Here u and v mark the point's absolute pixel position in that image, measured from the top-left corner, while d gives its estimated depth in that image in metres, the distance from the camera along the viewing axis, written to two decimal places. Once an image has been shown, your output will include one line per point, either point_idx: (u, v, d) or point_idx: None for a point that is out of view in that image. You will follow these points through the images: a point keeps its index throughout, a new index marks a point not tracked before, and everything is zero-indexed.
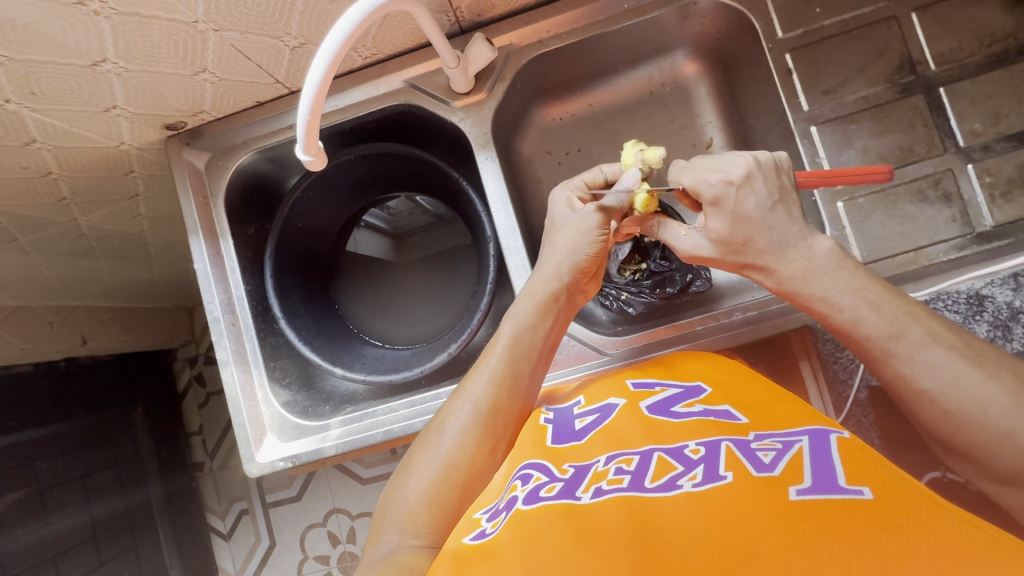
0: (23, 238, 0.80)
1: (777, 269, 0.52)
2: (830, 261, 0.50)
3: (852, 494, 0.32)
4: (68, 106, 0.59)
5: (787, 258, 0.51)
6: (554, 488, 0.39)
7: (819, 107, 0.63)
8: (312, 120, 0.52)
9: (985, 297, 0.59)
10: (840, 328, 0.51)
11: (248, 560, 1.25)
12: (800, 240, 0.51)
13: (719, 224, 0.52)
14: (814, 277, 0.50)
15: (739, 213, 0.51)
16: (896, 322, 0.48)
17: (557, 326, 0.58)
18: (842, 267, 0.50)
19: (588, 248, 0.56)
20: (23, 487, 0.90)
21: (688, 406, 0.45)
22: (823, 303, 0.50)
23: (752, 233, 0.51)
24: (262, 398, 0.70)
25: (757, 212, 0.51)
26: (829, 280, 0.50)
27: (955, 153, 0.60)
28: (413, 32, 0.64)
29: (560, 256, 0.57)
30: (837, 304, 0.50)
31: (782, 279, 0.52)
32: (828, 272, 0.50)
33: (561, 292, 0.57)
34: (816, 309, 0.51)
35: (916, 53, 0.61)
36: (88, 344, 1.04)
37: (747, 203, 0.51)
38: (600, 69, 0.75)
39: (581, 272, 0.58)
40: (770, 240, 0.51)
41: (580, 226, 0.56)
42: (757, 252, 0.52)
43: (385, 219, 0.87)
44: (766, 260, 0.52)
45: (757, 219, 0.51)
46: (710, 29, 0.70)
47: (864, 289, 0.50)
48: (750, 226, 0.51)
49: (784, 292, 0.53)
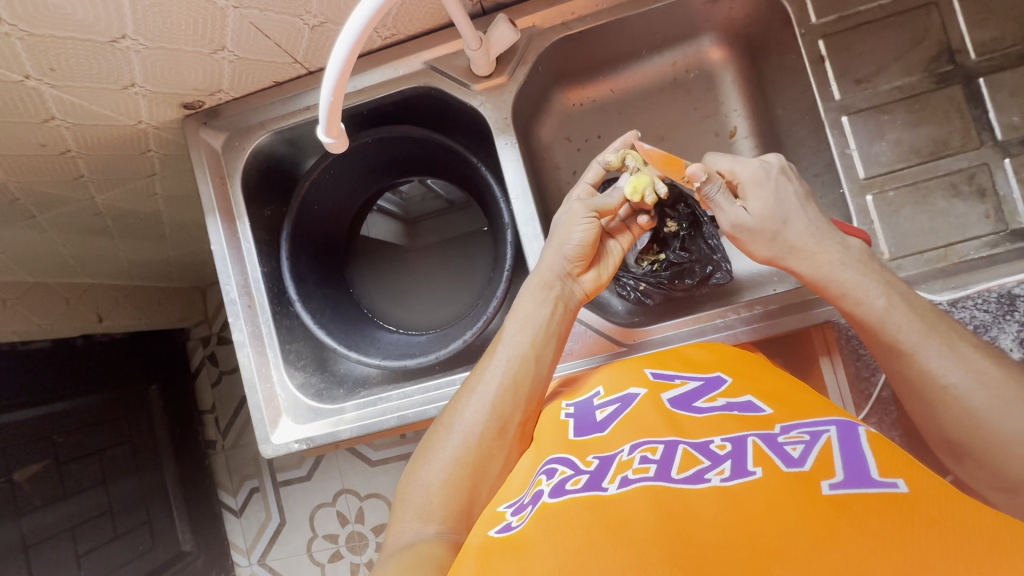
0: (41, 215, 0.80)
1: (815, 253, 0.51)
2: (860, 255, 0.51)
3: (886, 488, 0.31)
4: (85, 82, 0.58)
5: (823, 244, 0.51)
6: (579, 481, 0.39)
7: (851, 96, 0.61)
8: (334, 101, 0.51)
9: (1017, 297, 0.57)
10: (869, 324, 0.50)
11: (259, 536, 1.27)
12: (834, 232, 0.52)
13: (762, 202, 0.53)
14: (848, 264, 0.51)
15: (780, 195, 0.52)
16: (921, 321, 0.48)
17: (560, 312, 0.57)
18: (875, 263, 0.51)
19: (578, 239, 0.57)
20: (40, 460, 0.92)
21: (710, 400, 0.44)
22: (857, 292, 0.50)
23: (791, 214, 0.52)
24: (278, 379, 0.70)
25: (795, 198, 0.53)
26: (864, 270, 0.50)
27: (992, 146, 0.58)
28: (435, 12, 0.62)
29: (553, 248, 0.58)
30: (871, 292, 0.49)
31: (818, 265, 0.51)
32: (859, 263, 0.51)
33: (554, 281, 0.57)
34: (851, 301, 0.50)
35: (955, 42, 0.59)
36: (103, 322, 1.04)
37: (786, 189, 0.53)
38: (624, 53, 0.73)
39: (574, 260, 0.58)
40: (806, 223, 0.52)
41: (569, 220, 0.57)
42: (796, 233, 0.52)
43: (398, 203, 0.90)
44: (802, 242, 0.52)
45: (796, 203, 0.52)
46: (739, 13, 0.68)
47: (894, 283, 0.50)
48: (789, 209, 0.52)
49: (820, 282, 0.52)
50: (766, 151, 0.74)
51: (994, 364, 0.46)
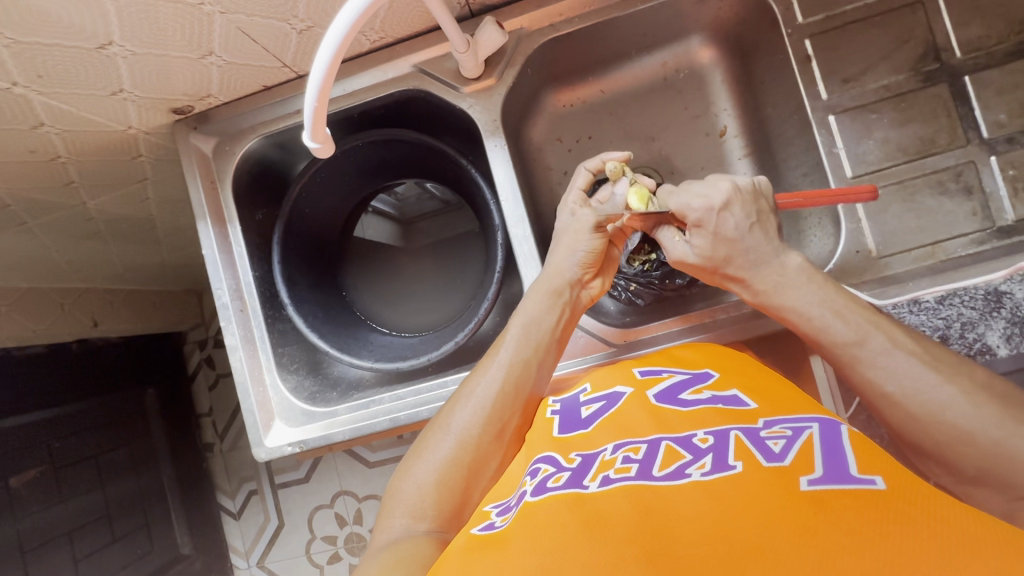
0: (33, 221, 0.81)
1: (753, 284, 0.53)
2: (802, 276, 0.51)
3: (864, 484, 0.32)
4: (73, 89, 0.58)
5: (763, 274, 0.52)
6: (561, 478, 0.39)
7: (838, 96, 0.61)
8: (319, 107, 0.51)
9: (1003, 294, 0.56)
10: (807, 335, 0.51)
11: (257, 538, 1.28)
12: (776, 258, 0.52)
13: (701, 242, 0.54)
14: (787, 291, 0.51)
15: (720, 236, 0.52)
16: (860, 329, 0.49)
17: (565, 319, 0.57)
18: (813, 281, 0.51)
19: (587, 246, 0.57)
20: (38, 465, 0.92)
21: (696, 393, 0.45)
22: (794, 315, 0.51)
23: (731, 252, 0.52)
24: (270, 384, 0.70)
25: (737, 232, 0.52)
26: (801, 295, 0.51)
27: (978, 144, 0.58)
28: (422, 16, 0.63)
29: (561, 256, 0.58)
30: (805, 314, 0.50)
31: (758, 293, 0.53)
32: (799, 284, 0.51)
33: (564, 289, 0.57)
34: (790, 320, 0.52)
35: (941, 40, 0.59)
36: (98, 327, 1.05)
37: (727, 224, 0.52)
38: (613, 54, 0.73)
39: (585, 267, 0.58)
40: (746, 259, 0.52)
41: (579, 228, 0.58)
42: (734, 268, 0.53)
43: (394, 204, 0.87)
44: (743, 275, 0.53)
45: (737, 239, 0.52)
46: (727, 13, 0.68)
47: (831, 300, 0.50)
48: (729, 245, 0.52)
49: (759, 305, 0.54)
50: (756, 150, 0.74)
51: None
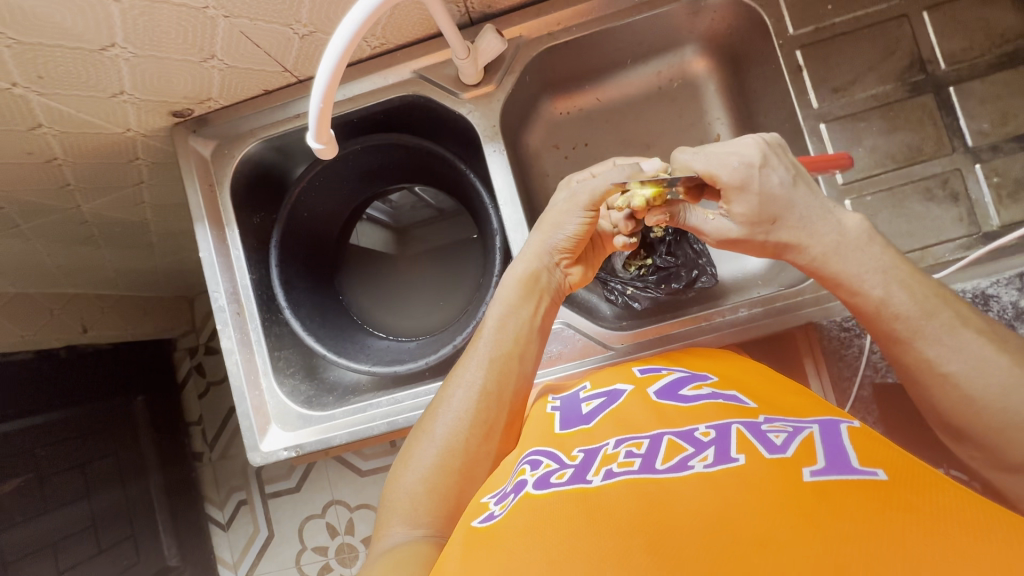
0: (25, 225, 0.80)
1: (808, 245, 0.50)
2: (861, 236, 0.50)
3: (866, 475, 0.32)
4: (74, 90, 0.58)
5: (816, 233, 0.50)
6: (564, 474, 0.39)
7: (828, 105, 0.63)
8: (324, 108, 0.51)
9: (990, 296, 0.59)
10: (867, 312, 0.50)
11: (246, 550, 1.25)
12: (827, 214, 0.50)
13: (745, 208, 0.50)
14: (844, 253, 0.50)
15: (767, 192, 0.49)
16: (926, 303, 0.48)
17: (546, 305, 0.58)
18: (874, 242, 0.50)
19: (572, 229, 0.57)
20: (23, 474, 0.90)
21: (696, 389, 0.45)
22: (854, 281, 0.50)
23: (780, 210, 0.50)
24: (267, 388, 0.70)
25: (783, 188, 0.49)
26: (862, 256, 0.50)
27: (963, 152, 0.60)
28: (423, 23, 0.64)
29: (544, 236, 0.58)
30: (868, 282, 0.49)
31: (812, 256, 0.51)
32: (858, 247, 0.50)
33: (542, 273, 0.58)
34: (843, 293, 0.51)
35: (926, 52, 0.61)
36: (87, 333, 1.03)
37: (771, 180, 0.49)
38: (609, 63, 0.75)
39: (561, 252, 0.58)
40: (797, 216, 0.50)
41: (566, 208, 0.57)
42: (785, 230, 0.50)
43: (388, 212, 0.90)
44: (795, 237, 0.50)
45: (784, 196, 0.50)
46: (721, 25, 0.70)
47: (895, 270, 0.49)
48: (778, 204, 0.50)
49: (814, 270, 0.51)
50: None
51: (988, 349, 0.46)
